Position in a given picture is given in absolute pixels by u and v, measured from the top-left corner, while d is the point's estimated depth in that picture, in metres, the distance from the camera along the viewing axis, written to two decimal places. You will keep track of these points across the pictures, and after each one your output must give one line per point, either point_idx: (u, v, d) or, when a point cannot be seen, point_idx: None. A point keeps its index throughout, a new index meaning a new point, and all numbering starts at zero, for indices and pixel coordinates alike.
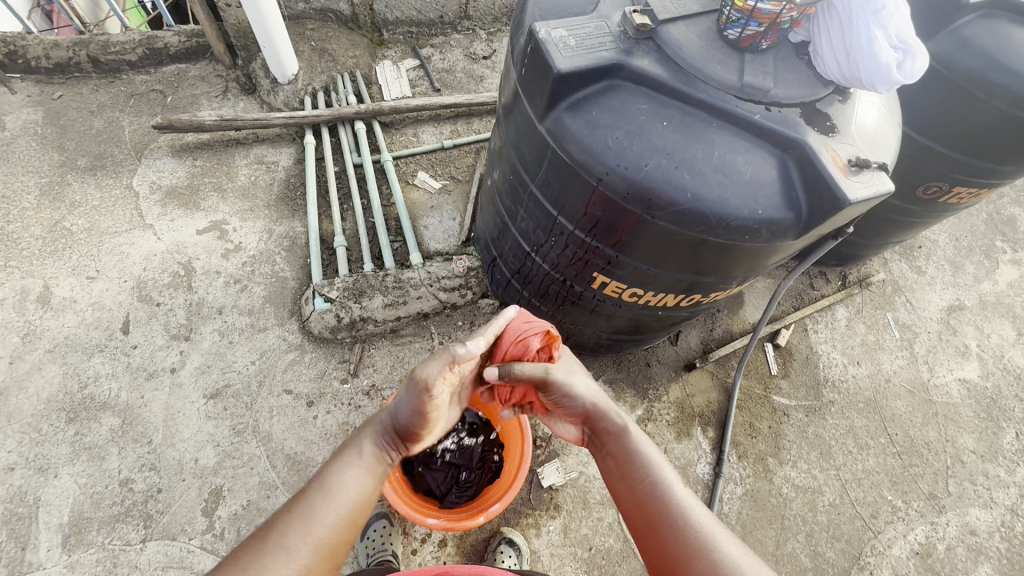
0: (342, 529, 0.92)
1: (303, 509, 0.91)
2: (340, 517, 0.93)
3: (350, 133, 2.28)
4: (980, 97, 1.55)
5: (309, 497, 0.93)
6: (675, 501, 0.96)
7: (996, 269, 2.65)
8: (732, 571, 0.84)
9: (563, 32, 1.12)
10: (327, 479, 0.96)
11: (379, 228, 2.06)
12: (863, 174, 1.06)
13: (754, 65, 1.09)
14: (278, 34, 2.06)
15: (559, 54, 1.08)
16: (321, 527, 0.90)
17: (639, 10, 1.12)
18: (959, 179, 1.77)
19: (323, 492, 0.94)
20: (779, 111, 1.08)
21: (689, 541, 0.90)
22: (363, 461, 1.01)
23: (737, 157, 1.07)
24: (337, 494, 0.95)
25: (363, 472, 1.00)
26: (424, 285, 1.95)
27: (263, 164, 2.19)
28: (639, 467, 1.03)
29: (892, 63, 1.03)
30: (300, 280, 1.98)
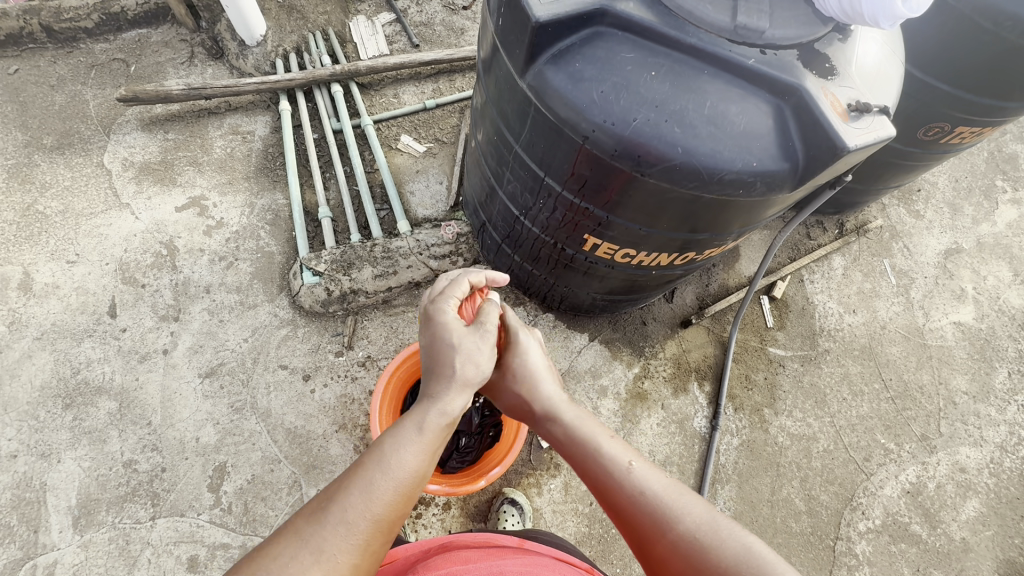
0: (399, 504, 0.82)
1: (364, 481, 0.80)
2: (400, 493, 0.82)
3: (327, 97, 2.18)
4: (988, 28, 1.46)
5: (367, 471, 0.81)
6: (627, 486, 0.92)
7: (995, 209, 2.61)
8: (692, 543, 0.82)
9: None
10: (389, 449, 0.85)
11: (364, 197, 2.00)
12: (863, 120, 1.01)
13: (747, 3, 1.00)
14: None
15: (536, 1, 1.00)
16: (379, 504, 0.79)
17: None
18: (961, 118, 1.70)
19: (384, 466, 0.82)
20: (774, 54, 1.01)
21: (646, 523, 0.88)
22: (428, 430, 0.90)
23: (730, 107, 1.01)
24: (397, 469, 0.83)
25: (423, 445, 0.88)
26: (413, 254, 1.91)
27: (238, 134, 2.09)
28: (590, 457, 0.99)
29: None
30: (287, 254, 1.93)
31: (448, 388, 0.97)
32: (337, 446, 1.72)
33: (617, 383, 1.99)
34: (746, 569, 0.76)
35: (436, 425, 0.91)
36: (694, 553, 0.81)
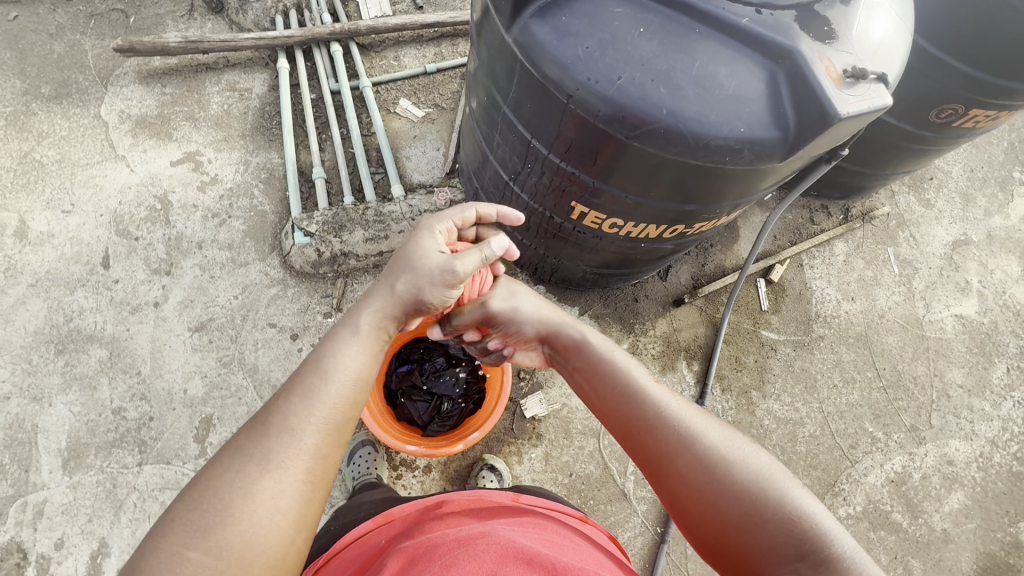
0: (346, 407, 0.85)
1: (303, 390, 0.83)
2: (343, 394, 0.85)
3: (326, 56, 2.14)
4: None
5: (304, 383, 0.83)
6: (653, 403, 0.94)
7: (1009, 202, 2.53)
8: (715, 458, 0.84)
9: None
10: (321, 357, 0.88)
11: (359, 159, 1.98)
12: (859, 88, 0.96)
13: None
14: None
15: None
16: (326, 403, 0.82)
17: None
18: (974, 99, 1.63)
19: (320, 370, 0.86)
20: (770, 15, 0.96)
21: (668, 436, 0.89)
22: (364, 333, 0.94)
23: (719, 70, 0.97)
24: (335, 373, 0.86)
25: (362, 347, 0.92)
26: (405, 219, 1.91)
27: (235, 91, 2.07)
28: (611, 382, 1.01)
29: None
30: (280, 214, 1.93)
31: (393, 300, 0.99)
32: None
33: None
34: (761, 485, 0.79)
35: (374, 330, 0.95)
36: (717, 469, 0.82)
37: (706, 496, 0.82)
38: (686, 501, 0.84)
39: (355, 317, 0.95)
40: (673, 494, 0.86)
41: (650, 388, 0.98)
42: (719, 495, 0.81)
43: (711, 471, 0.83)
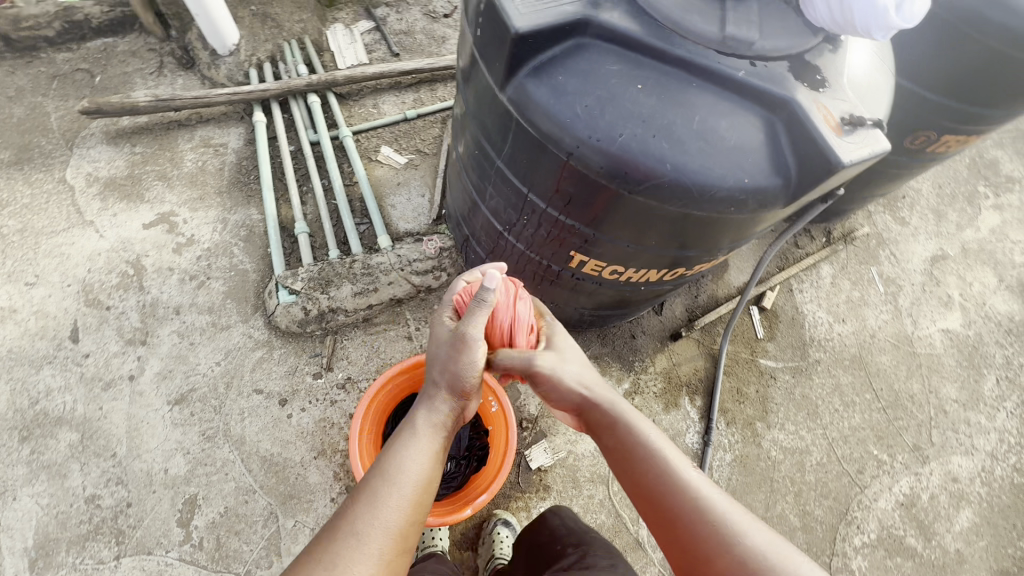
0: (410, 511, 0.88)
1: (369, 492, 0.87)
2: (407, 497, 0.88)
3: (304, 107, 2.10)
4: (973, 37, 1.46)
5: (370, 486, 0.87)
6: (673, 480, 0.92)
7: (977, 216, 2.63)
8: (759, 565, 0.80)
9: None
10: (392, 457, 0.93)
11: (343, 211, 1.93)
12: (858, 133, 0.96)
13: (736, 14, 0.95)
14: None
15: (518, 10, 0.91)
16: (390, 506, 0.86)
17: None
18: (948, 127, 1.69)
19: (386, 474, 0.90)
20: (765, 66, 0.96)
21: (709, 537, 0.85)
22: (423, 432, 0.99)
23: (718, 122, 0.96)
24: (400, 475, 0.90)
25: (422, 447, 0.96)
26: (394, 270, 1.85)
27: (209, 147, 2.01)
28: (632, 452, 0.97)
29: (891, 4, 0.89)
30: (262, 272, 1.85)
31: (440, 390, 1.04)
32: (316, 473, 1.64)
33: None
34: None
35: (430, 427, 0.99)
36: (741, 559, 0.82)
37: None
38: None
39: (416, 414, 1.02)
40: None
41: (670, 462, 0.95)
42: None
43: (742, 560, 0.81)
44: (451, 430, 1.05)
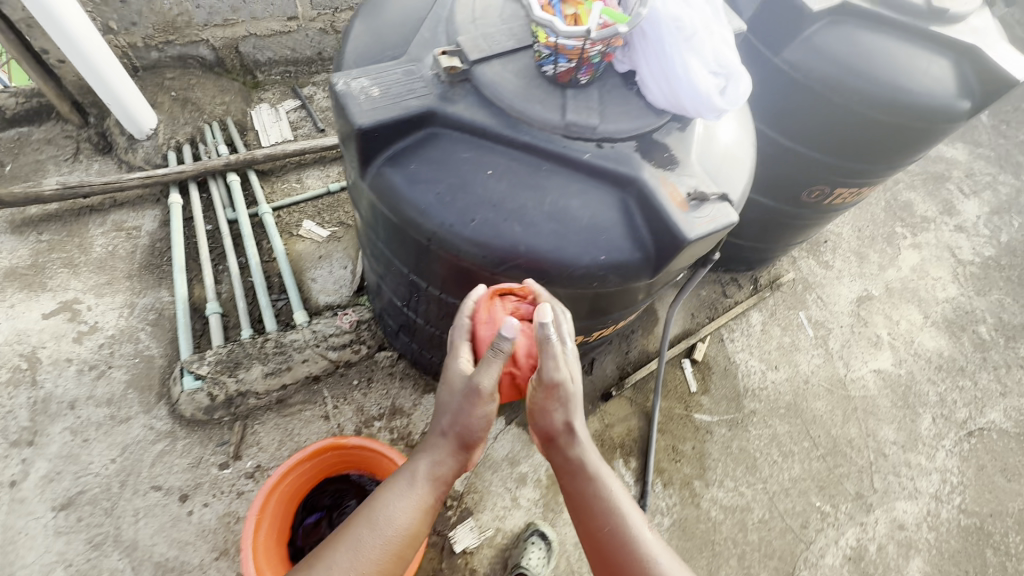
0: (386, 561, 1.01)
1: (351, 540, 1.00)
2: (389, 544, 1.01)
3: (223, 187, 2.10)
4: (838, 104, 1.54)
5: (357, 533, 1.00)
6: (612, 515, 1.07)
7: (898, 255, 2.72)
8: None
9: (365, 80, 0.95)
10: (382, 506, 1.03)
11: (258, 288, 1.90)
12: (705, 208, 0.98)
13: (576, 102, 0.98)
14: (109, 65, 1.82)
15: (359, 106, 0.92)
16: (372, 552, 0.99)
17: (448, 50, 0.97)
18: (836, 182, 1.77)
19: (372, 523, 1.02)
20: (612, 147, 0.99)
21: None
22: (418, 484, 1.05)
23: (571, 202, 0.98)
24: (386, 525, 1.01)
25: (413, 498, 1.04)
26: (309, 346, 1.81)
27: (122, 231, 1.98)
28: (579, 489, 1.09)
29: (712, 90, 0.93)
30: (169, 357, 1.78)
31: (444, 445, 1.05)
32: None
33: (538, 468, 1.86)
34: None
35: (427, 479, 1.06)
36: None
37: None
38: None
39: (416, 462, 1.07)
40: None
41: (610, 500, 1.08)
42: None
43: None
44: (450, 481, 1.09)
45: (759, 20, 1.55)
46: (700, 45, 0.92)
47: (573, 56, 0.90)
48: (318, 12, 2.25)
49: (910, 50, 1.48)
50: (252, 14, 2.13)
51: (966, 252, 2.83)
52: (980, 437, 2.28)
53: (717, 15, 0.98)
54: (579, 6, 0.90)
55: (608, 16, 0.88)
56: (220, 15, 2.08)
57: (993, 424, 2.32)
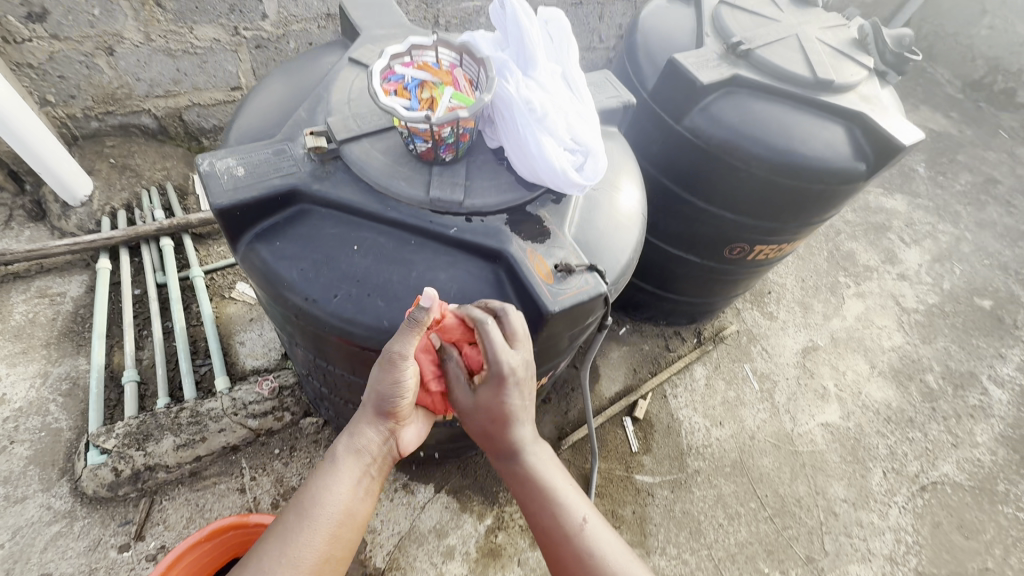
0: (327, 542, 0.96)
1: (282, 529, 0.95)
2: (323, 528, 0.96)
3: (155, 251, 2.09)
4: (740, 168, 1.59)
5: (289, 519, 0.96)
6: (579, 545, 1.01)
7: (842, 304, 2.75)
8: None
9: (230, 160, 0.96)
10: (310, 491, 0.98)
11: (180, 354, 1.85)
12: (573, 280, 0.98)
13: (442, 178, 0.99)
14: (37, 135, 1.85)
15: (219, 186, 0.93)
16: (304, 537, 0.94)
17: (316, 131, 1.00)
18: (753, 239, 1.81)
19: (303, 505, 0.97)
20: (481, 221, 1.00)
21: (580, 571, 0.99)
22: (345, 458, 1.00)
23: (436, 276, 0.98)
24: (316, 509, 0.97)
25: (344, 476, 1.00)
26: (226, 415, 1.74)
27: (45, 298, 1.95)
28: (553, 513, 1.04)
29: (567, 165, 0.94)
30: (77, 430, 1.71)
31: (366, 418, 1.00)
32: None
33: (466, 540, 1.77)
34: None
35: (354, 457, 1.01)
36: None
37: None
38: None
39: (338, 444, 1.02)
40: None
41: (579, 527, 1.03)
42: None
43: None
44: (382, 454, 1.04)
45: (660, 89, 1.61)
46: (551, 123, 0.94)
47: (425, 138, 0.92)
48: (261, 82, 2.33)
49: (802, 116, 1.56)
50: (193, 85, 2.20)
51: (909, 300, 2.88)
52: (934, 491, 2.22)
53: (577, 95, 1.02)
54: (434, 90, 0.94)
55: (457, 100, 0.91)
56: (161, 87, 2.14)
57: (946, 477, 2.27)
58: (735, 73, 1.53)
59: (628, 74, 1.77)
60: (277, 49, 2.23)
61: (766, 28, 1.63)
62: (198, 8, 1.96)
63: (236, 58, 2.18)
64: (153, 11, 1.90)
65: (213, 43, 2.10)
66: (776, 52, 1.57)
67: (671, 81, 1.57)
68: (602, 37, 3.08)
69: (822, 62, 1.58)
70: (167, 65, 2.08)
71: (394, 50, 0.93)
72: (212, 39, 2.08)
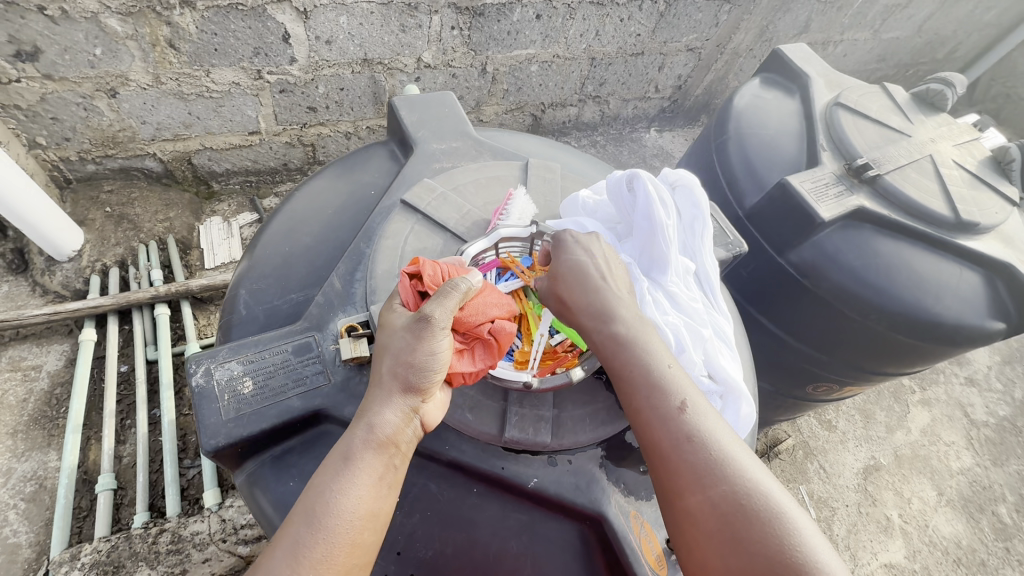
0: (351, 552, 0.67)
1: (286, 547, 0.66)
2: (342, 542, 0.66)
3: (148, 320, 1.82)
4: (854, 317, 1.30)
5: (291, 530, 0.66)
6: (679, 431, 0.74)
7: (907, 414, 2.46)
8: (718, 478, 0.71)
9: (236, 367, 0.77)
10: (316, 494, 0.68)
11: (168, 456, 1.59)
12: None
13: (522, 410, 0.84)
14: (18, 191, 1.59)
15: (216, 417, 0.75)
16: (318, 557, 0.65)
17: (354, 324, 0.81)
18: (844, 381, 1.52)
19: (311, 515, 0.67)
20: (568, 461, 0.85)
21: (680, 456, 0.73)
22: (362, 453, 0.70)
23: (507, 547, 0.81)
24: (330, 523, 0.66)
25: (361, 475, 0.69)
26: (212, 541, 1.46)
27: (17, 372, 1.70)
28: (648, 390, 0.77)
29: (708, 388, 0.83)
30: (38, 547, 1.47)
31: (385, 394, 0.72)
32: None
33: None
34: (748, 507, 0.69)
35: (372, 441, 0.71)
36: (736, 520, 0.69)
37: (714, 549, 0.69)
38: (688, 549, 0.71)
39: (352, 434, 0.72)
40: (675, 530, 0.73)
41: (677, 411, 0.76)
42: (736, 549, 0.67)
43: (728, 523, 0.69)
44: (410, 440, 0.74)
45: (763, 213, 1.35)
46: (691, 362, 0.83)
47: (518, 362, 0.87)
48: (284, 127, 2.05)
49: (937, 260, 1.27)
50: (206, 129, 1.93)
51: (979, 410, 2.55)
52: None
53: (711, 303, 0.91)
54: (526, 302, 0.91)
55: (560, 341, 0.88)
56: (169, 130, 1.87)
57: None
58: (861, 204, 1.25)
59: (716, 174, 1.50)
60: (304, 94, 1.96)
61: (895, 145, 1.35)
62: (217, 50, 1.69)
63: (257, 102, 1.91)
64: (164, 53, 1.64)
65: (232, 87, 1.83)
66: (910, 179, 1.29)
67: (778, 206, 1.30)
68: (660, 87, 2.77)
69: (964, 197, 1.29)
70: (178, 108, 1.81)
71: (477, 245, 0.87)
72: (231, 82, 1.81)
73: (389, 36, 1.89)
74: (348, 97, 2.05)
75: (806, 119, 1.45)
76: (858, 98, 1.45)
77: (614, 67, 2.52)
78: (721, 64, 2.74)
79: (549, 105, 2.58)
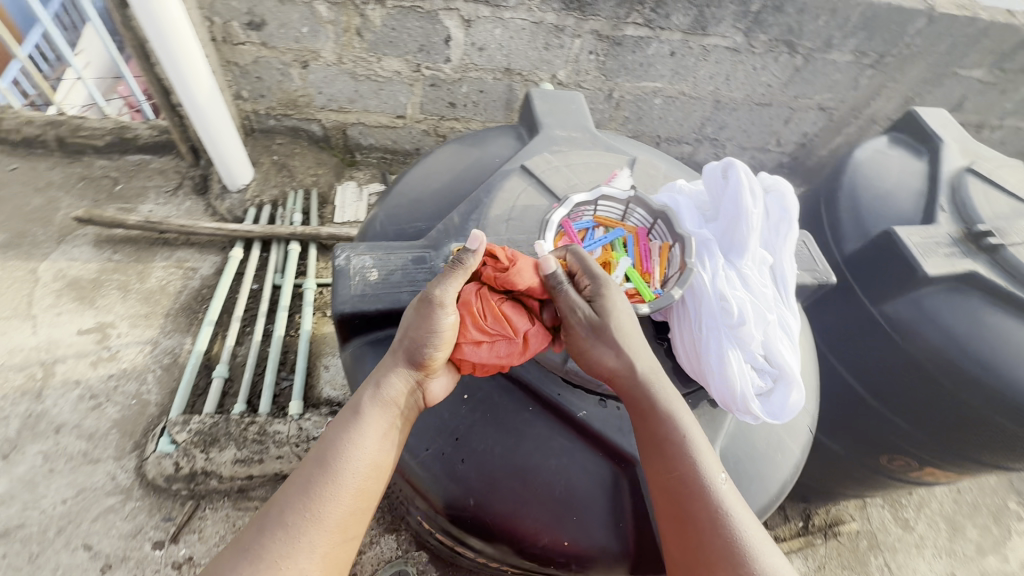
0: (353, 496, 0.87)
1: (303, 480, 0.87)
2: (348, 487, 0.87)
3: (282, 252, 2.15)
4: (947, 384, 1.24)
5: (308, 469, 0.87)
6: (717, 507, 0.87)
7: (1006, 541, 2.15)
8: (746, 553, 0.85)
9: (369, 259, 0.98)
10: (332, 439, 0.89)
11: (271, 363, 1.87)
12: None
13: None
14: (228, 140, 2.04)
15: (347, 290, 0.95)
16: (325, 492, 0.85)
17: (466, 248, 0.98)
18: (925, 459, 1.42)
19: (325, 456, 0.87)
20: (615, 406, 0.97)
21: (713, 529, 0.86)
22: (370, 412, 0.90)
23: (548, 464, 0.96)
24: (339, 465, 0.87)
25: (369, 429, 0.89)
26: (288, 443, 1.69)
27: (180, 269, 2.09)
28: (694, 468, 0.88)
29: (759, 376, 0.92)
30: (162, 407, 1.79)
31: (392, 365, 0.90)
32: None
33: None
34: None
35: (378, 406, 0.90)
36: None
37: None
38: None
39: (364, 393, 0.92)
40: None
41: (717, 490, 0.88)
42: None
43: None
44: (411, 405, 0.93)
45: (865, 259, 1.34)
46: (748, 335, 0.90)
47: None
48: (425, 116, 2.35)
49: None
50: (365, 107, 2.28)
51: None
52: None
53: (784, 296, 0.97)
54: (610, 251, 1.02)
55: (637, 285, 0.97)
56: (337, 102, 2.24)
57: None
58: (973, 269, 1.21)
59: (820, 217, 1.51)
60: (449, 90, 2.24)
61: None
62: (391, 42, 2.02)
63: (410, 91, 2.22)
64: (352, 38, 1.99)
65: (394, 75, 2.15)
66: None
67: (882, 253, 1.29)
68: (782, 141, 2.75)
69: None
70: (348, 85, 2.17)
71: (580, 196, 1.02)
72: (394, 71, 2.13)
73: (533, 51, 2.12)
74: (485, 100, 2.30)
75: (930, 180, 1.42)
76: (993, 169, 1.40)
77: (738, 113, 2.56)
78: (853, 129, 2.67)
79: (665, 139, 2.67)
